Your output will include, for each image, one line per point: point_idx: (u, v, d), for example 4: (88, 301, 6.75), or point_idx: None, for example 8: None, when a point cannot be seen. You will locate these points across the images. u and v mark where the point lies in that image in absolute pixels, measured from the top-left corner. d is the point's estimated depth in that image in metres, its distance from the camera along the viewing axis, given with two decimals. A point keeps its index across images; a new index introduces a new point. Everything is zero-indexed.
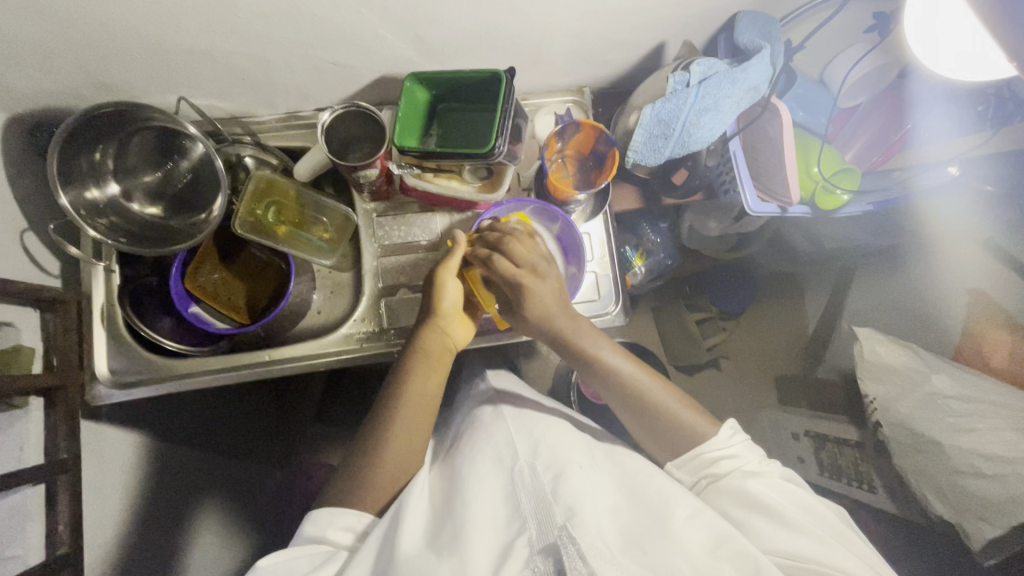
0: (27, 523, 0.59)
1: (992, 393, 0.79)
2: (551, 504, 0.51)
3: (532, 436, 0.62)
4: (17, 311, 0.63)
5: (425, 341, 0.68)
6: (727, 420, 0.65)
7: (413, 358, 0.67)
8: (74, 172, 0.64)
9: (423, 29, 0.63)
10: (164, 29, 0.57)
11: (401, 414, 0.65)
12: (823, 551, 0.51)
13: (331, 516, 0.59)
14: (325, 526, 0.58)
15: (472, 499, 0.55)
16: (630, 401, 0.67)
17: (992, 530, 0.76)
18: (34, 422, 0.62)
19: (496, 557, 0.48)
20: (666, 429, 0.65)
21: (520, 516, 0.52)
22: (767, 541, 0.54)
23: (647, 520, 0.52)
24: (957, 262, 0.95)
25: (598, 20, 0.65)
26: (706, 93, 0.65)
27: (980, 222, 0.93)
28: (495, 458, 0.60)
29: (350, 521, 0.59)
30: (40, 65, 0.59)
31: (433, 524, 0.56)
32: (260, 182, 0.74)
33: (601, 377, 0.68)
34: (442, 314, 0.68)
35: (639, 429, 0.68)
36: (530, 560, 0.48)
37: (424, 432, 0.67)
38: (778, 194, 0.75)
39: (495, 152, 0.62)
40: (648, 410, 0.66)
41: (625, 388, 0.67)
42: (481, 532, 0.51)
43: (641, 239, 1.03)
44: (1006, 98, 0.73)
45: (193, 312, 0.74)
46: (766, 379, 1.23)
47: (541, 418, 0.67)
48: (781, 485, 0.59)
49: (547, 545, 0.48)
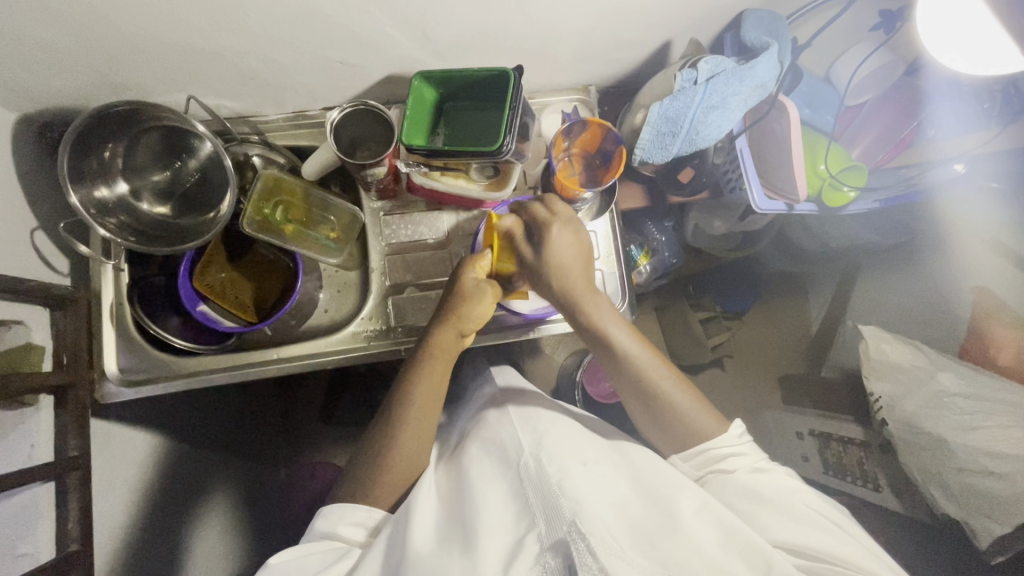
0: (38, 520, 0.59)
1: (1005, 395, 0.80)
2: (557, 496, 0.51)
3: (536, 429, 0.62)
4: (28, 309, 0.63)
5: (439, 345, 0.67)
6: (734, 420, 0.65)
7: (425, 360, 0.67)
8: (85, 171, 0.65)
9: (431, 28, 0.63)
10: (177, 29, 0.58)
11: (410, 416, 0.65)
12: (831, 545, 0.52)
13: (341, 513, 0.60)
14: (336, 522, 0.59)
15: (481, 499, 0.55)
16: (644, 389, 0.66)
17: (1000, 528, 0.76)
18: (44, 420, 0.63)
19: (505, 555, 0.48)
20: (677, 425, 0.65)
21: (528, 511, 0.52)
22: (774, 533, 0.54)
23: (655, 515, 0.52)
24: (970, 261, 0.97)
25: (605, 19, 0.66)
26: (715, 90, 0.65)
27: (992, 221, 0.98)
28: (500, 454, 0.60)
29: (361, 516, 0.60)
30: (52, 65, 0.60)
31: (443, 524, 0.56)
32: (268, 181, 0.74)
33: (612, 359, 0.68)
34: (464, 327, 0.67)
35: (647, 422, 0.68)
36: (540, 556, 0.47)
37: (429, 426, 0.66)
38: (786, 190, 0.75)
39: (503, 150, 0.63)
40: (659, 401, 0.66)
41: (637, 369, 0.66)
42: (491, 530, 0.51)
43: (647, 238, 1.03)
44: (1013, 95, 0.75)
45: (201, 311, 0.74)
46: (771, 378, 1.22)
47: (544, 412, 0.66)
48: (789, 483, 0.59)
49: (557, 540, 0.47)
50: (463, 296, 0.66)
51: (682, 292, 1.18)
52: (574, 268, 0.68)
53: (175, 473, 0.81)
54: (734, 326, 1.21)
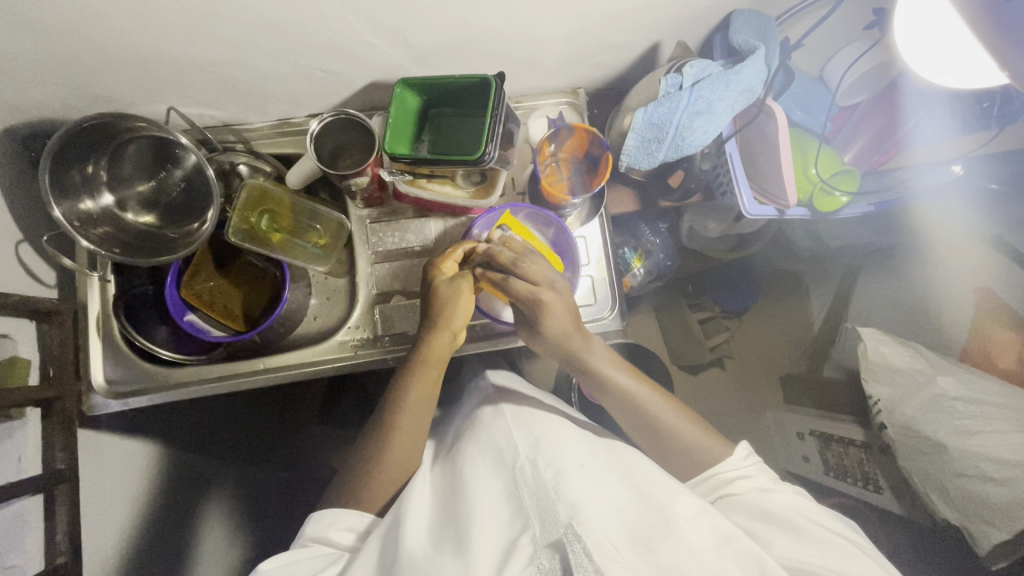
0: (27, 532, 0.60)
1: (997, 395, 0.78)
2: (553, 500, 0.50)
3: (533, 432, 0.61)
4: (13, 323, 0.64)
5: (428, 342, 0.66)
6: (739, 442, 0.65)
7: (416, 359, 0.67)
8: (69, 185, 0.64)
9: (412, 34, 0.62)
10: (151, 40, 0.57)
11: (400, 410, 0.65)
12: (845, 563, 0.50)
13: (333, 516, 0.59)
14: (327, 526, 0.58)
15: (475, 498, 0.54)
16: (634, 415, 0.67)
17: (997, 534, 0.75)
18: (32, 432, 0.63)
19: (501, 555, 0.47)
20: (671, 437, 0.66)
21: (522, 513, 0.51)
22: (782, 552, 0.52)
23: (651, 515, 0.51)
24: (957, 264, 0.94)
25: (591, 22, 0.64)
26: (700, 96, 0.64)
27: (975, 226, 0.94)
28: (496, 455, 0.60)
29: (351, 520, 0.59)
30: (31, 80, 0.60)
31: (437, 522, 0.55)
32: (254, 191, 0.73)
33: (599, 387, 0.68)
34: (450, 322, 0.66)
35: (638, 435, 0.68)
36: (535, 557, 0.46)
37: (423, 431, 0.66)
38: (777, 196, 0.74)
39: (485, 158, 0.62)
40: (652, 420, 0.66)
41: (627, 402, 0.67)
42: (483, 531, 0.50)
43: (641, 239, 1.02)
44: (1013, 97, 0.70)
45: (189, 320, 0.75)
46: (773, 378, 1.21)
47: (542, 415, 0.66)
48: (796, 501, 0.58)
49: (553, 541, 0.47)
50: (443, 300, 0.66)
51: (681, 293, 1.16)
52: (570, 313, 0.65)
53: (173, 480, 0.81)
54: (733, 326, 1.19)
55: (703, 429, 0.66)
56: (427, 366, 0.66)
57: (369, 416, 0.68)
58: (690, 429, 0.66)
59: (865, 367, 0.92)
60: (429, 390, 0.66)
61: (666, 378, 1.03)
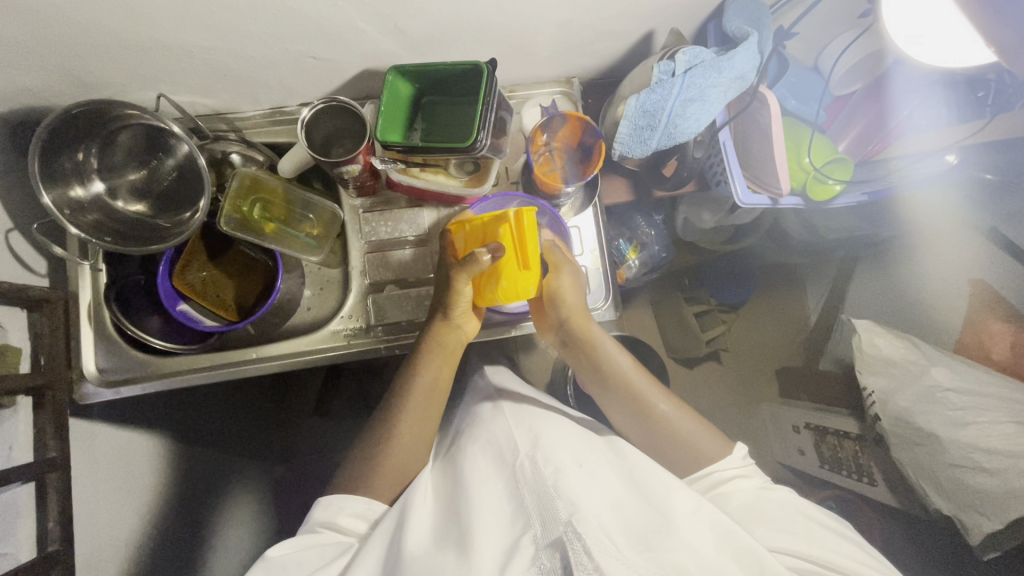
0: (17, 520, 0.59)
1: (993, 386, 0.77)
2: (553, 497, 0.50)
3: (532, 429, 0.61)
4: (4, 311, 0.64)
5: (436, 334, 0.68)
6: (738, 444, 0.65)
7: (425, 351, 0.68)
8: (59, 172, 0.64)
9: (402, 21, 0.62)
10: (140, 25, 0.56)
11: (410, 404, 0.66)
12: (833, 553, 0.52)
13: (340, 503, 0.59)
14: (335, 513, 0.58)
15: (477, 497, 0.54)
16: (635, 409, 0.68)
17: (990, 524, 0.75)
18: (21, 421, 0.63)
19: (502, 554, 0.47)
20: (672, 443, 0.65)
21: (523, 512, 0.51)
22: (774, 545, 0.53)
23: (652, 514, 0.50)
24: (954, 253, 0.93)
25: (583, 9, 0.64)
26: (692, 83, 0.63)
27: (977, 215, 0.91)
28: (496, 452, 0.60)
29: (360, 508, 0.59)
30: (20, 67, 0.59)
31: (440, 519, 0.55)
32: (245, 179, 0.72)
33: (606, 378, 0.70)
34: (453, 314, 0.67)
35: (632, 428, 0.69)
36: (537, 558, 0.46)
37: (434, 422, 0.67)
38: (770, 184, 0.74)
39: (476, 146, 0.61)
40: (657, 424, 0.67)
41: (625, 389, 0.68)
42: (487, 529, 0.50)
43: (636, 231, 1.02)
44: (1007, 85, 0.71)
45: (181, 310, 0.74)
46: (768, 371, 1.22)
47: (540, 411, 0.66)
48: (789, 499, 0.59)
49: (552, 540, 0.46)
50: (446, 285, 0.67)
51: (678, 285, 1.17)
52: (582, 313, 0.70)
53: (170, 471, 0.81)
54: (729, 319, 1.20)
55: (706, 429, 0.67)
56: (444, 350, 0.68)
57: (375, 410, 0.69)
58: (694, 424, 0.66)
59: (858, 359, 0.92)
60: (449, 374, 0.69)
61: (662, 371, 1.04)
